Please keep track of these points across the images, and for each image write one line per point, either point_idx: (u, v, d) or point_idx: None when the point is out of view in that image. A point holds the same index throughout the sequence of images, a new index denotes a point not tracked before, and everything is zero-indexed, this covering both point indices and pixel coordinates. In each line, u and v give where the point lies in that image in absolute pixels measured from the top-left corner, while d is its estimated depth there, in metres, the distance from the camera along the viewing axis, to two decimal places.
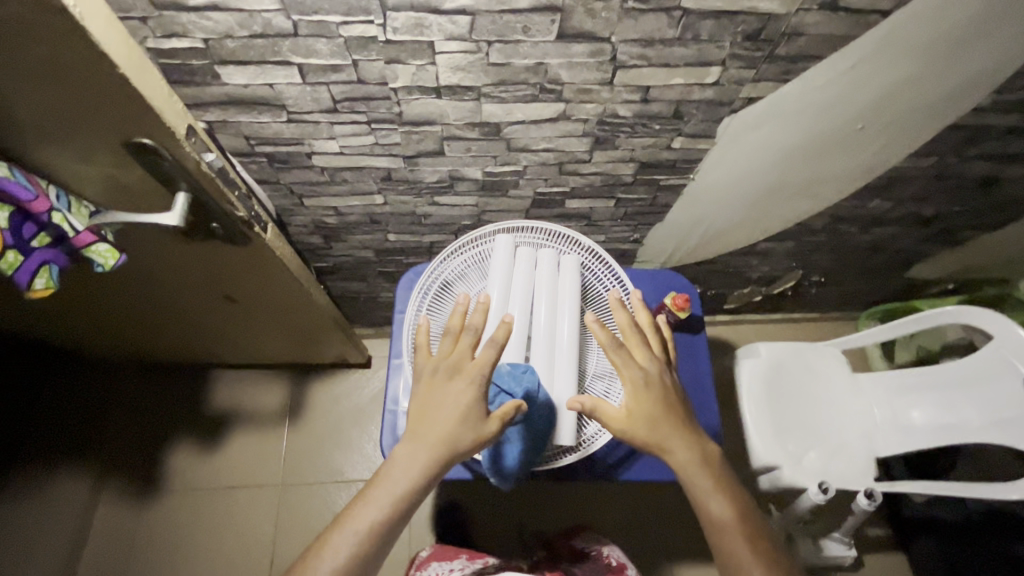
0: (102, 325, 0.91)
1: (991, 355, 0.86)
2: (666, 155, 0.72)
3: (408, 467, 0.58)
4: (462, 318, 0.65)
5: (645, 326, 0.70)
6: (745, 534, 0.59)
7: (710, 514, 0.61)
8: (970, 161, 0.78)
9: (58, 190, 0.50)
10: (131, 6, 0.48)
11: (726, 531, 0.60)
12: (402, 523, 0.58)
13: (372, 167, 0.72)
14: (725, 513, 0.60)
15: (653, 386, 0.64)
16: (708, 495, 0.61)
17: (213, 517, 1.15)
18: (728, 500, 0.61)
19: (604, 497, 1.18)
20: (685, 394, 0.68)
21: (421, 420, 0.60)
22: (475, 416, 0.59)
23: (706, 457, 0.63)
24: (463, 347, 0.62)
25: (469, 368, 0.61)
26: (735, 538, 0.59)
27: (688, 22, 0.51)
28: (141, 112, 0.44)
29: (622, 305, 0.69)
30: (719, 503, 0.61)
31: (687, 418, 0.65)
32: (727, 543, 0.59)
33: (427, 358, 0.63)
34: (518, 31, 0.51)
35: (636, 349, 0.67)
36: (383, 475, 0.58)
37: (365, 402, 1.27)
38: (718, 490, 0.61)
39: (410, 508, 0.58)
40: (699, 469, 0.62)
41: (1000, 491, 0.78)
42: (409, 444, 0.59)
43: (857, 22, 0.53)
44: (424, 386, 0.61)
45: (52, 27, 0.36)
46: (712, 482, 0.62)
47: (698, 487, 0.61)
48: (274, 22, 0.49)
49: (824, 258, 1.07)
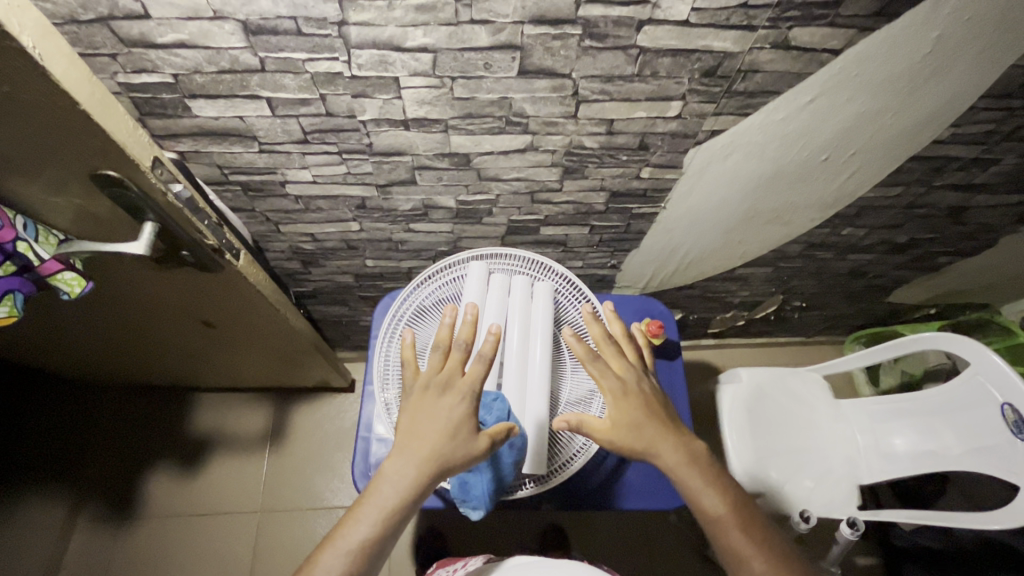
0: (80, 348, 0.90)
1: (970, 381, 0.83)
2: (636, 184, 0.74)
3: (399, 482, 0.55)
4: (450, 331, 0.64)
5: (621, 337, 0.70)
6: (743, 525, 0.57)
7: (707, 509, 0.59)
8: (939, 191, 0.79)
9: (26, 220, 0.50)
10: (101, 44, 0.49)
11: (724, 525, 0.58)
12: (391, 541, 0.55)
13: (346, 196, 0.74)
14: (718, 507, 0.58)
15: (632, 394, 0.64)
16: (702, 491, 0.59)
17: (189, 545, 1.13)
18: (720, 493, 0.59)
19: (588, 525, 1.16)
20: (668, 399, 0.68)
21: (412, 434, 0.58)
22: (465, 430, 0.58)
23: (695, 455, 0.62)
24: (453, 363, 0.62)
25: (460, 383, 0.61)
26: (734, 532, 0.57)
27: (645, 59, 0.53)
28: (105, 146, 0.45)
29: (596, 318, 0.70)
30: (714, 498, 0.59)
31: (672, 421, 0.64)
32: (728, 538, 0.57)
33: (415, 375, 0.62)
34: (480, 67, 0.52)
35: (613, 359, 0.67)
36: (372, 491, 0.56)
37: (347, 427, 1.26)
38: (709, 484, 0.60)
39: (401, 525, 0.56)
40: (689, 465, 0.60)
41: (983, 522, 0.76)
42: (399, 459, 0.57)
43: (810, 60, 0.54)
44: (412, 402, 0.60)
45: (12, 67, 0.37)
46: (704, 479, 0.60)
47: (690, 484, 0.60)
48: (241, 59, 0.51)
49: (803, 283, 1.08)
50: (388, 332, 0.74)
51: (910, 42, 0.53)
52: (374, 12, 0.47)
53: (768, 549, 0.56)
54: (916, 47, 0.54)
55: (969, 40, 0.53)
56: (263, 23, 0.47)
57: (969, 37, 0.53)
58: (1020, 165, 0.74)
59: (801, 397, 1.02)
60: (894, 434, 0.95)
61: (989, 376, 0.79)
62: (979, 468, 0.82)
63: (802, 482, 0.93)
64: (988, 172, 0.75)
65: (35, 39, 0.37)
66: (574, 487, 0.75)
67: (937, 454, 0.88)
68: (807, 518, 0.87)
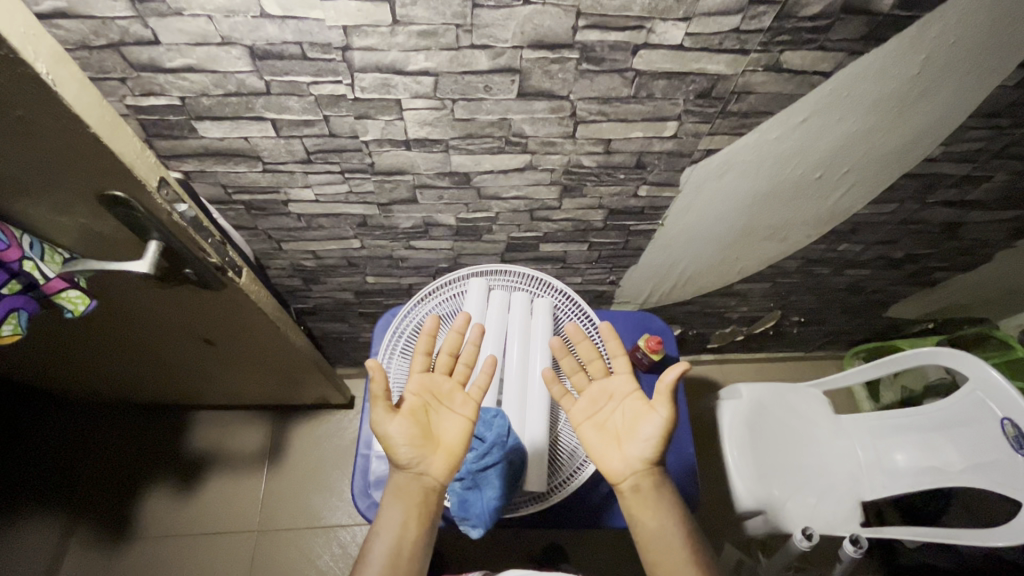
0: (81, 366, 0.91)
1: (970, 397, 0.83)
2: (634, 202, 0.75)
3: (390, 490, 0.59)
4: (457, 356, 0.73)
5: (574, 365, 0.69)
6: (685, 548, 0.57)
7: (667, 523, 0.58)
8: (931, 208, 0.80)
9: (32, 239, 0.51)
10: (111, 68, 0.51)
11: (668, 548, 0.57)
12: (387, 541, 0.55)
13: (348, 214, 0.75)
14: (667, 528, 0.58)
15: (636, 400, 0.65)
16: (671, 512, 0.59)
17: (185, 565, 1.12)
18: (669, 516, 0.59)
19: (588, 543, 1.15)
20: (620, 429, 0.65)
21: None
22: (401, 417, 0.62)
23: (654, 479, 0.61)
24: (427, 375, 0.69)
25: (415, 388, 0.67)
26: (675, 556, 0.56)
27: (641, 82, 0.54)
28: (113, 166, 0.45)
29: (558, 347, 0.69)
30: (677, 522, 0.59)
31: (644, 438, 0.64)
32: (676, 559, 0.56)
33: None
34: (480, 89, 0.54)
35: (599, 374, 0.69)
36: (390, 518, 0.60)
37: (347, 445, 1.25)
38: (663, 509, 0.59)
39: (394, 525, 0.56)
40: (671, 486, 0.61)
41: (986, 539, 0.75)
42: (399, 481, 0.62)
43: (801, 82, 0.56)
44: None
45: (27, 93, 0.38)
46: (656, 502, 0.60)
47: (659, 501, 0.60)
48: (247, 82, 0.52)
49: (801, 298, 1.09)
50: (389, 348, 0.74)
51: (897, 66, 0.55)
52: (377, 37, 0.48)
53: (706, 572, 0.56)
54: (902, 70, 0.55)
55: (953, 63, 0.55)
56: (269, 48, 0.49)
57: (953, 60, 0.55)
58: (1011, 182, 0.75)
59: (802, 412, 1.02)
60: (895, 450, 0.95)
61: (987, 391, 0.79)
62: (978, 485, 0.82)
63: (805, 499, 0.92)
64: (980, 189, 0.76)
65: (50, 66, 0.38)
66: (575, 504, 0.75)
67: (939, 470, 0.87)
68: (808, 535, 0.85)
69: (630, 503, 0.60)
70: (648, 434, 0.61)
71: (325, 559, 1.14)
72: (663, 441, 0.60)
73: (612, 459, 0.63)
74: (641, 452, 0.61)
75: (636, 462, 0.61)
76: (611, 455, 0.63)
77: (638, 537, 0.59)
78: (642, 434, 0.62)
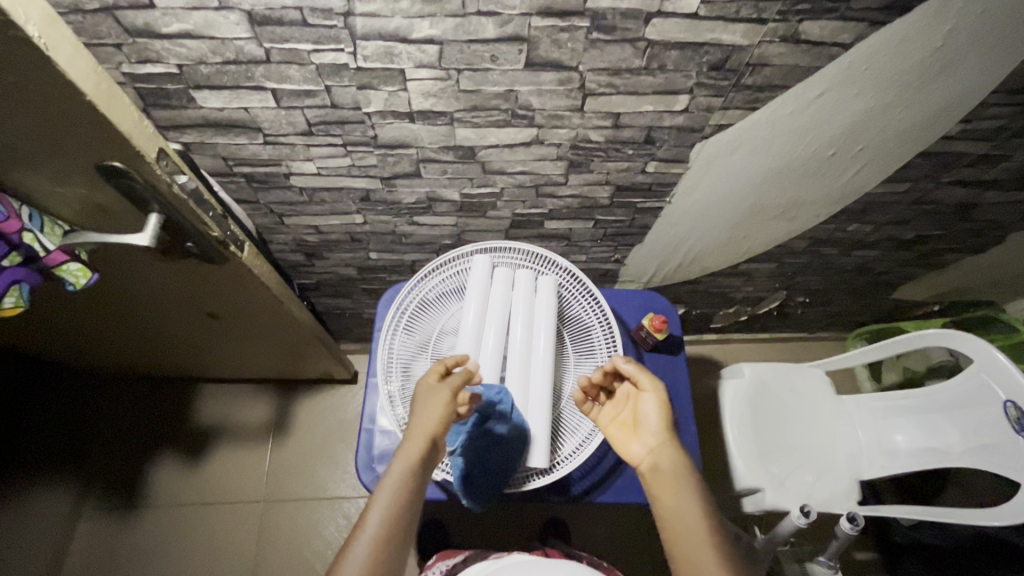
0: (86, 338, 0.91)
1: (974, 381, 0.82)
2: (642, 178, 0.73)
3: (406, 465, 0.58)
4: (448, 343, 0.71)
5: None
6: (707, 532, 0.54)
7: (683, 502, 0.57)
8: (947, 187, 0.78)
9: (30, 211, 0.50)
10: (105, 34, 0.49)
11: (685, 529, 0.55)
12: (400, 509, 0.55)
13: (350, 188, 0.74)
14: (685, 507, 0.56)
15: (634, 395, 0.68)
16: (689, 491, 0.58)
17: (192, 533, 1.14)
18: (687, 495, 0.57)
19: (590, 516, 1.17)
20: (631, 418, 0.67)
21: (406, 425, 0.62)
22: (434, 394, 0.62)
23: (669, 459, 0.60)
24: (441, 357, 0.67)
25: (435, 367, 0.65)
26: (694, 540, 0.54)
27: (653, 52, 0.52)
28: (112, 137, 0.45)
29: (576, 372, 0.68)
30: (696, 502, 0.57)
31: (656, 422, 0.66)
32: (693, 538, 0.54)
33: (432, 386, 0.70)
34: (487, 59, 0.52)
35: None
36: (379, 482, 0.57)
37: (351, 418, 1.26)
38: (680, 489, 0.58)
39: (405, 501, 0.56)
40: (690, 463, 0.60)
41: (981, 519, 0.76)
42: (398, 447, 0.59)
43: (819, 54, 0.54)
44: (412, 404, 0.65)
45: (16, 56, 0.36)
46: (672, 483, 0.58)
47: (678, 481, 0.58)
48: (246, 49, 0.51)
49: (810, 278, 1.08)
50: (392, 325, 0.74)
51: (920, 37, 0.53)
52: (380, 3, 0.46)
53: (729, 559, 0.52)
54: (926, 43, 0.53)
55: (977, 36, 0.53)
56: (269, 13, 0.47)
57: (980, 31, 0.52)
58: None
59: (804, 393, 1.02)
60: (896, 431, 0.95)
61: (993, 374, 0.78)
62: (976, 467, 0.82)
63: (803, 477, 0.92)
64: (997, 169, 0.75)
65: (41, 30, 0.36)
66: (577, 480, 0.75)
67: (939, 451, 0.87)
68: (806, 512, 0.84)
69: (650, 483, 0.60)
70: (651, 412, 0.64)
71: (330, 529, 1.16)
72: (664, 413, 0.64)
73: (632, 448, 0.65)
74: (654, 430, 0.63)
75: (651, 442, 0.63)
76: (634, 445, 0.65)
77: (659, 518, 0.58)
78: (648, 417, 0.65)
